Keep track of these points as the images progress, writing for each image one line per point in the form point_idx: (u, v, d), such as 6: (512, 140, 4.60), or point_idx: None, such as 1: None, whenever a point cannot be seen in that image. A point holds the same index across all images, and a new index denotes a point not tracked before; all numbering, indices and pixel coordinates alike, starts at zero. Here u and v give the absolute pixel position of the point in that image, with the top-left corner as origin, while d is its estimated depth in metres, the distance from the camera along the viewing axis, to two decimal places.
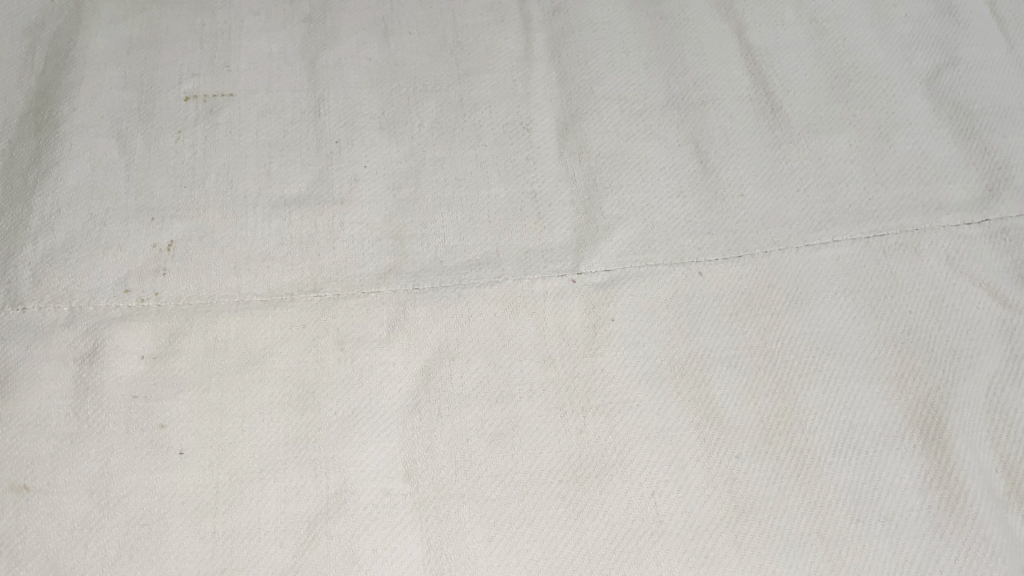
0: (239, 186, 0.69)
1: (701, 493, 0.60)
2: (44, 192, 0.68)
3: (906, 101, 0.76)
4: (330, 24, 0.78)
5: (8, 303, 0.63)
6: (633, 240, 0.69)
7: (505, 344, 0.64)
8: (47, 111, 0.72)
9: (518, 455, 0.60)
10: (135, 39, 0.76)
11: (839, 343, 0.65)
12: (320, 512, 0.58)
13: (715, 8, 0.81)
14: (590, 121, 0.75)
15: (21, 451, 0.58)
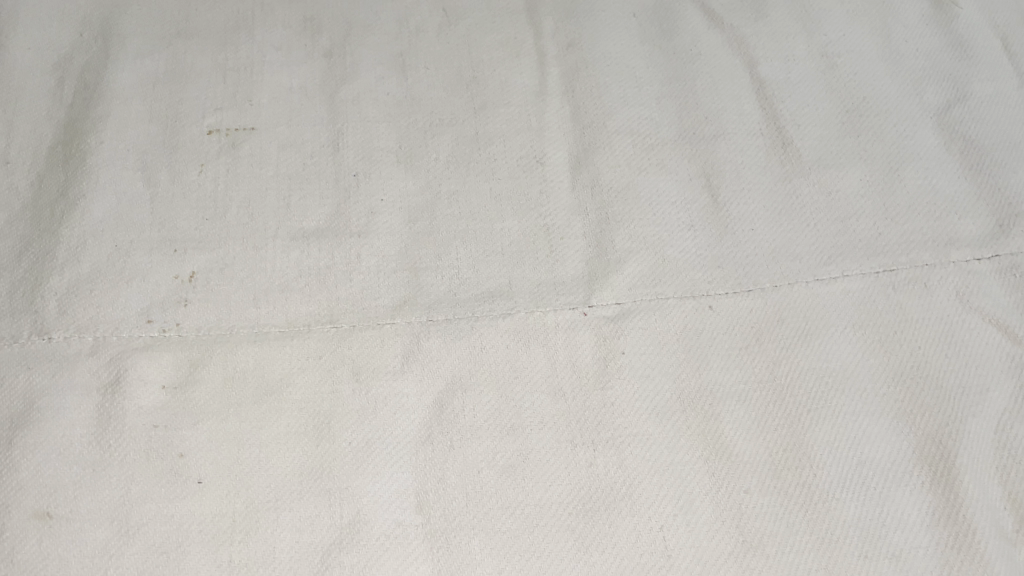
0: (259, 219, 0.71)
1: (709, 528, 0.60)
2: (71, 223, 0.70)
3: (916, 136, 0.77)
4: (350, 59, 0.80)
5: (34, 333, 0.65)
6: (644, 274, 0.70)
7: (517, 377, 0.65)
8: (75, 144, 0.74)
9: (529, 487, 0.61)
10: (161, 73, 0.78)
11: (847, 378, 0.65)
12: (333, 542, 0.59)
13: (726, 43, 0.83)
14: (602, 155, 0.76)
15: (45, 478, 0.60)
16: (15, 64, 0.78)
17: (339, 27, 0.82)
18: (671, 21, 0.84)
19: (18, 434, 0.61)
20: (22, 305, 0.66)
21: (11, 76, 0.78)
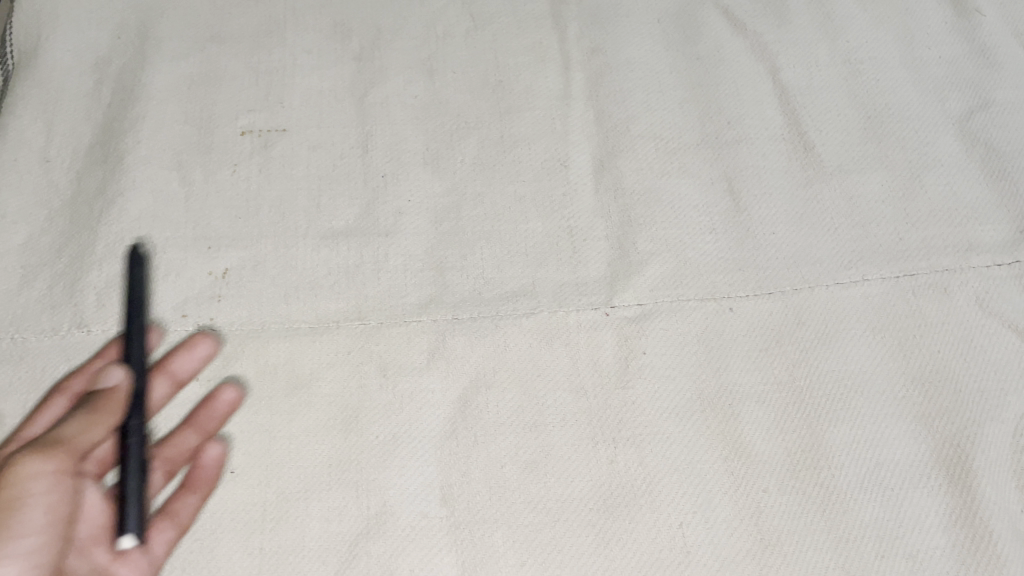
0: (290, 218, 0.73)
1: (728, 525, 0.61)
2: (109, 221, 0.72)
3: (938, 142, 0.78)
4: (379, 63, 0.82)
5: (74, 326, 0.67)
6: (666, 276, 0.71)
7: (540, 375, 0.67)
8: (113, 144, 0.77)
9: (550, 482, 0.63)
10: (196, 75, 0.81)
11: (866, 381, 0.66)
12: (360, 532, 0.60)
13: (749, 49, 0.84)
14: (626, 159, 0.77)
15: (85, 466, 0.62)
16: (56, 65, 0.81)
17: (369, 32, 0.84)
18: (695, 28, 0.85)
19: None
20: (63, 300, 0.69)
21: (52, 77, 0.80)
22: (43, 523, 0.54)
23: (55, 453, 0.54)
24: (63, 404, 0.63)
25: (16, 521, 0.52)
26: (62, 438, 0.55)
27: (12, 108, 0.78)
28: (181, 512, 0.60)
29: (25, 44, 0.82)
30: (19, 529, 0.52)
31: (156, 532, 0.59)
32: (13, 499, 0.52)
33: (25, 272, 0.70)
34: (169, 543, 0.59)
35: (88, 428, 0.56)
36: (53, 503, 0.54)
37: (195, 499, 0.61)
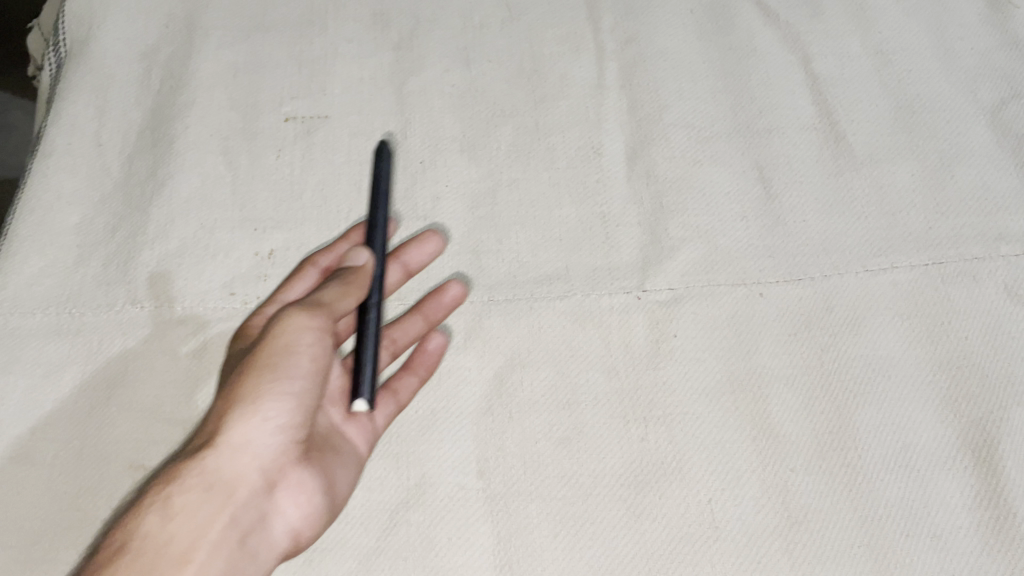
0: (332, 202, 0.76)
1: (755, 502, 0.63)
2: (160, 203, 0.75)
3: (969, 133, 0.79)
4: (417, 51, 0.84)
5: (127, 302, 0.71)
6: (696, 261, 0.73)
7: (573, 355, 0.69)
8: (163, 130, 0.80)
9: (583, 458, 0.65)
10: (241, 63, 0.83)
11: (894, 365, 0.68)
12: (401, 501, 0.63)
13: (781, 40, 0.85)
14: (658, 147, 0.79)
15: (139, 434, 0.65)
16: (107, 53, 0.84)
17: (408, 22, 0.86)
18: (727, 19, 0.86)
19: (114, 393, 0.67)
20: (117, 277, 0.72)
21: (104, 64, 0.83)
22: (309, 373, 0.60)
23: (320, 312, 0.60)
24: (315, 276, 0.71)
25: (284, 365, 0.59)
26: (323, 302, 0.61)
27: (66, 94, 0.82)
28: (401, 390, 0.67)
29: (77, 32, 0.85)
30: (288, 374, 0.59)
31: (380, 405, 0.66)
32: (279, 347, 0.59)
33: (80, 251, 0.74)
34: (390, 416, 0.66)
35: (344, 295, 0.62)
36: (321, 357, 0.61)
37: (416, 380, 0.67)
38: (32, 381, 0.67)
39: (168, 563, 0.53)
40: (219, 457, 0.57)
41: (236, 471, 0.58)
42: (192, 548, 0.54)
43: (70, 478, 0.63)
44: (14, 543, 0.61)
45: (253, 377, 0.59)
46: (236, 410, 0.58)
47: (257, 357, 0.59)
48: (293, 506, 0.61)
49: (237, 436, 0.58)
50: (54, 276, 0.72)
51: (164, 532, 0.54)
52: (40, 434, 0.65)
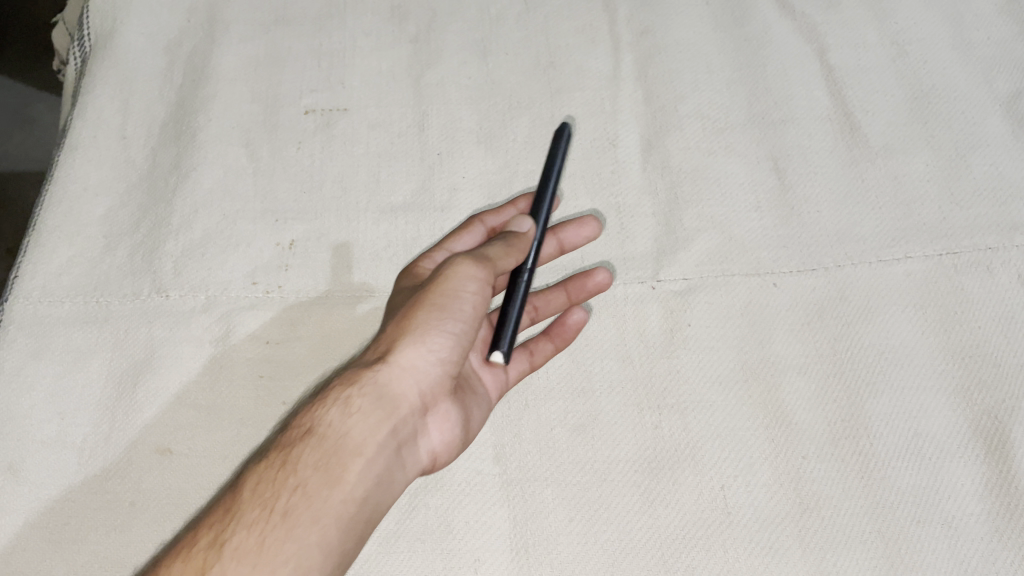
0: (352, 193, 0.77)
1: (768, 489, 0.64)
2: (184, 194, 0.77)
3: (984, 123, 0.79)
4: (435, 44, 0.85)
5: (153, 291, 0.72)
6: (711, 251, 0.74)
7: (588, 344, 0.70)
8: (186, 122, 0.82)
9: (598, 445, 0.66)
10: (262, 56, 0.85)
11: (907, 354, 0.68)
12: (419, 486, 0.65)
13: (797, 31, 0.85)
14: (673, 138, 0.79)
15: (165, 419, 0.67)
16: (131, 47, 0.86)
17: (425, 15, 0.87)
18: (743, 10, 0.87)
19: (140, 379, 0.68)
20: (143, 267, 0.74)
21: (128, 58, 0.85)
22: (472, 317, 0.59)
23: (488, 265, 0.59)
24: (481, 233, 0.72)
25: (451, 307, 0.58)
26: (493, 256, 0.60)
27: (91, 87, 0.83)
28: (537, 352, 0.68)
29: (101, 27, 0.87)
30: (456, 313, 0.58)
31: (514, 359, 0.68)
32: (449, 289, 0.58)
33: (107, 241, 0.76)
34: (522, 372, 0.68)
35: (507, 254, 0.60)
36: (483, 301, 0.60)
37: (551, 347, 0.69)
38: (61, 367, 0.69)
39: (346, 457, 0.53)
40: (392, 372, 0.57)
41: (404, 390, 0.57)
42: (363, 447, 0.54)
43: (99, 461, 0.65)
44: (45, 524, 0.63)
45: (424, 309, 0.58)
46: (412, 333, 0.57)
47: (429, 291, 0.59)
48: (441, 431, 0.60)
49: (408, 359, 0.57)
50: (82, 266, 0.74)
51: (342, 428, 0.54)
52: (69, 419, 0.67)
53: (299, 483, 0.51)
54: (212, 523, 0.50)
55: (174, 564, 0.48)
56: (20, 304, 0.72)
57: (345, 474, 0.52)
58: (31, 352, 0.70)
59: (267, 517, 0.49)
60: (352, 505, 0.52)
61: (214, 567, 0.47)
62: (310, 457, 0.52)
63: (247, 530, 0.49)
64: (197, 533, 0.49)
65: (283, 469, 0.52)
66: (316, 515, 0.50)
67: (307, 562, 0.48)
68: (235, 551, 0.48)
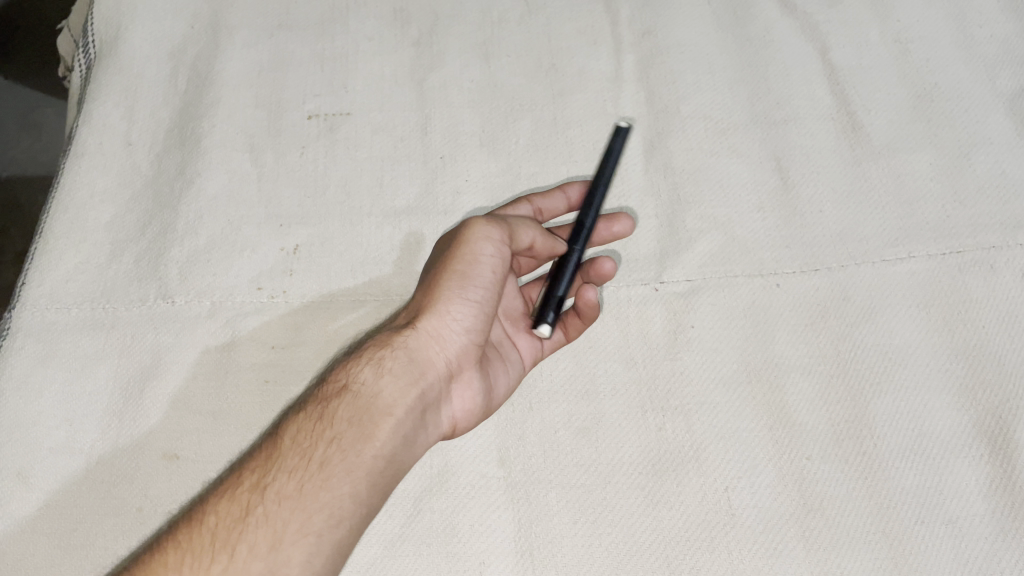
0: (355, 197, 0.77)
1: (772, 490, 0.64)
2: (189, 200, 0.78)
3: (987, 121, 0.79)
4: (437, 48, 0.85)
5: (159, 297, 0.73)
6: (713, 253, 0.74)
7: (591, 346, 0.70)
8: (190, 128, 0.82)
9: (602, 447, 0.66)
10: (265, 61, 0.85)
11: (911, 354, 0.68)
12: (424, 489, 0.65)
13: (799, 30, 0.85)
14: (675, 139, 0.80)
15: (171, 424, 0.68)
16: (135, 53, 0.86)
17: (428, 18, 0.87)
18: (745, 9, 0.87)
19: (146, 385, 0.69)
20: (149, 273, 0.74)
21: (132, 65, 0.86)
22: (495, 288, 0.60)
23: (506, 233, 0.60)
24: (525, 213, 0.70)
25: (474, 277, 0.59)
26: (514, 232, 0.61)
27: (96, 94, 0.84)
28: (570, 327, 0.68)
29: (105, 33, 0.88)
30: (480, 283, 0.59)
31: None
32: (472, 259, 0.59)
33: (113, 247, 0.76)
34: (555, 344, 0.69)
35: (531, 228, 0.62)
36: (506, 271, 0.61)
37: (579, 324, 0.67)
38: (69, 373, 0.70)
39: (377, 415, 0.54)
40: (418, 337, 0.58)
41: (430, 355, 0.58)
42: (394, 406, 0.55)
43: (107, 467, 0.66)
44: (54, 530, 0.64)
45: (449, 278, 0.59)
46: (439, 300, 0.58)
47: (452, 260, 0.59)
48: (465, 399, 0.61)
49: (435, 326, 0.58)
50: (88, 272, 0.75)
51: (373, 388, 0.55)
52: (77, 425, 0.68)
53: (334, 436, 0.53)
54: (254, 468, 0.52)
55: (219, 505, 0.50)
56: (27, 310, 0.73)
57: (376, 430, 0.54)
58: (39, 358, 0.70)
59: (305, 465, 0.51)
60: (382, 460, 0.53)
61: (256, 509, 0.49)
62: (345, 413, 0.54)
63: (287, 477, 0.51)
64: (239, 477, 0.52)
65: (320, 422, 0.54)
66: (350, 466, 0.52)
67: (341, 510, 0.50)
68: (275, 496, 0.50)
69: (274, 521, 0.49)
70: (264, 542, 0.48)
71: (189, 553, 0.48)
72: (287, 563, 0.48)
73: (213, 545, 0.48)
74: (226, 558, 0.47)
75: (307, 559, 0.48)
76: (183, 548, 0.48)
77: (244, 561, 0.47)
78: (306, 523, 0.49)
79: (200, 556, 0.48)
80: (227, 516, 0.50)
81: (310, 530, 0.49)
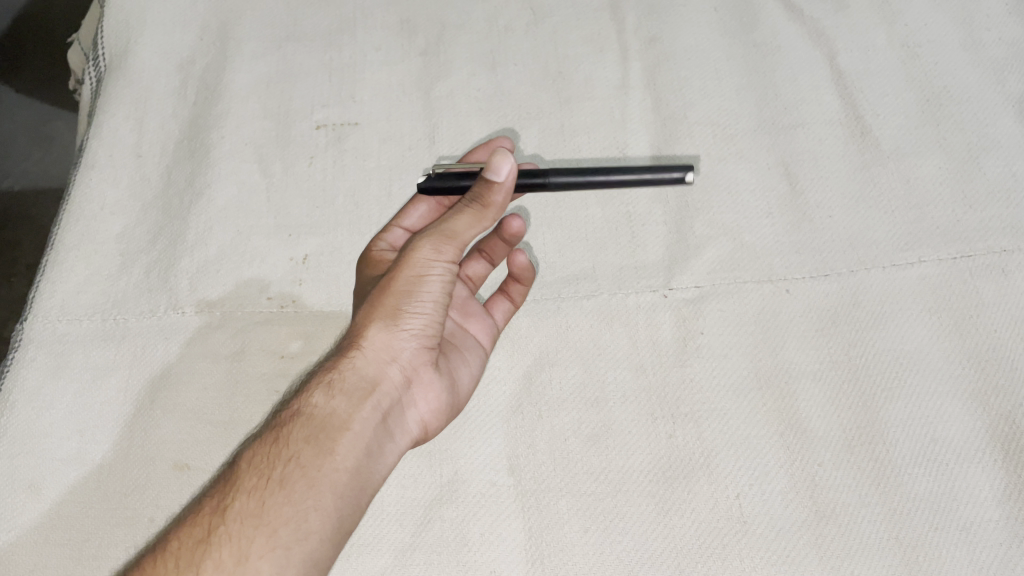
0: (363, 207, 0.77)
1: (783, 497, 0.64)
2: (198, 212, 0.78)
3: (997, 124, 0.78)
4: (444, 57, 0.85)
5: (170, 308, 0.73)
6: (723, 258, 0.74)
7: (600, 353, 0.70)
8: (199, 140, 0.83)
9: (612, 455, 0.66)
10: (273, 73, 0.86)
11: (922, 360, 0.68)
12: (434, 497, 0.65)
13: (806, 36, 0.85)
14: (683, 146, 0.80)
15: (182, 434, 0.68)
16: (144, 66, 0.87)
17: (434, 28, 0.87)
18: (752, 15, 0.86)
19: (157, 396, 0.69)
20: (159, 285, 0.75)
21: (141, 78, 0.86)
22: (440, 295, 0.57)
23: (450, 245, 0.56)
24: (430, 205, 0.70)
25: (419, 291, 0.56)
26: (451, 233, 0.56)
27: (105, 107, 0.84)
28: (515, 293, 0.71)
29: (114, 47, 0.88)
30: (424, 295, 0.57)
31: (496, 303, 0.71)
32: (413, 274, 0.56)
33: (123, 259, 0.77)
34: (507, 316, 0.71)
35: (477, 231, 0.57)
36: (453, 274, 0.58)
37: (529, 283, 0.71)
38: (80, 385, 0.70)
39: (334, 432, 0.53)
40: (366, 355, 0.56)
41: (382, 370, 0.57)
42: (350, 422, 0.54)
43: (119, 477, 0.66)
44: (66, 541, 0.64)
45: (391, 296, 0.56)
46: (382, 316, 0.56)
47: (395, 276, 0.56)
48: (428, 400, 0.61)
49: (382, 342, 0.56)
50: (99, 284, 0.75)
51: (326, 408, 0.54)
52: (88, 436, 0.68)
53: (292, 455, 0.52)
54: (214, 493, 0.51)
55: (182, 531, 0.50)
56: (39, 322, 0.73)
57: (336, 446, 0.53)
58: (51, 370, 0.71)
59: (265, 484, 0.50)
60: (345, 473, 0.53)
61: (218, 530, 0.49)
62: (300, 433, 0.53)
63: (247, 496, 0.50)
64: (201, 504, 0.51)
65: (276, 445, 0.53)
66: (313, 480, 0.51)
67: (306, 524, 0.50)
68: (237, 515, 0.49)
69: (239, 538, 0.48)
70: (230, 558, 0.47)
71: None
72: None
73: (177, 567, 0.47)
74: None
75: (278, 572, 0.48)
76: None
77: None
78: (272, 537, 0.48)
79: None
80: (190, 540, 0.49)
81: (277, 543, 0.48)
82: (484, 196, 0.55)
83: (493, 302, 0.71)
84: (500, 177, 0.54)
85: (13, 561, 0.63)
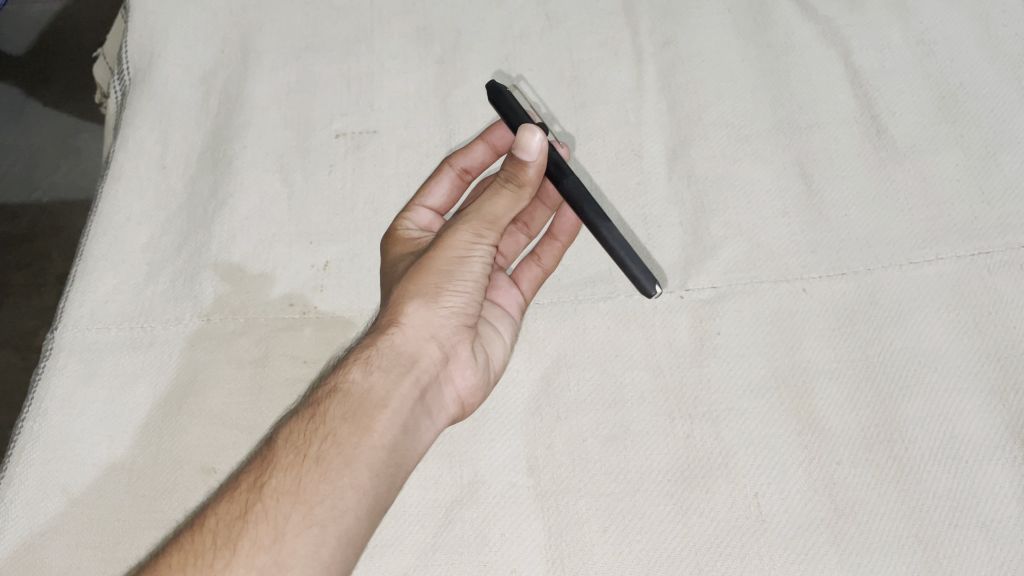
0: (382, 213, 0.79)
1: (802, 496, 0.64)
2: (221, 221, 0.80)
3: (1015, 120, 0.78)
4: (460, 64, 0.87)
5: (195, 315, 0.75)
6: (738, 259, 0.74)
7: (617, 355, 0.71)
8: (223, 150, 0.84)
9: (630, 455, 0.67)
10: (293, 83, 0.87)
11: (941, 356, 0.68)
12: (455, 499, 0.66)
13: (820, 35, 0.85)
14: (698, 147, 0.80)
15: (209, 439, 0.70)
16: (168, 79, 0.89)
17: (450, 35, 0.88)
18: (767, 15, 0.87)
19: (184, 402, 0.71)
20: (184, 292, 0.77)
21: (165, 91, 0.88)
22: (479, 275, 0.60)
23: (486, 225, 0.59)
24: (451, 178, 0.74)
25: (459, 271, 0.59)
26: (491, 217, 0.59)
27: (131, 120, 0.86)
28: (545, 256, 0.73)
29: (139, 61, 0.90)
30: (465, 275, 0.59)
31: (525, 272, 0.73)
32: (453, 256, 0.59)
33: (150, 268, 0.79)
34: (534, 284, 0.73)
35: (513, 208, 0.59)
36: (492, 255, 0.61)
37: (559, 246, 0.73)
38: (110, 392, 0.72)
39: (372, 408, 0.55)
40: (405, 332, 0.58)
41: (420, 346, 0.59)
42: (389, 398, 0.56)
43: (149, 481, 0.68)
44: (98, 544, 0.66)
45: (431, 274, 0.59)
46: (422, 294, 0.59)
47: (434, 257, 0.59)
48: (464, 377, 0.63)
49: (420, 319, 0.59)
50: (127, 292, 0.77)
51: (364, 384, 0.56)
52: (119, 441, 0.70)
53: (329, 432, 0.53)
54: (250, 471, 0.52)
55: (219, 507, 0.51)
56: (69, 331, 0.75)
57: (373, 423, 0.55)
58: (82, 377, 0.73)
59: (301, 461, 0.52)
60: (382, 450, 0.54)
61: (255, 507, 0.50)
62: (337, 410, 0.54)
63: (284, 474, 0.51)
64: (238, 481, 0.52)
65: (312, 421, 0.54)
66: (349, 458, 0.52)
67: (342, 502, 0.51)
68: (274, 493, 0.50)
69: (276, 516, 0.49)
70: (267, 535, 0.48)
71: (193, 552, 0.48)
72: (292, 553, 0.48)
73: (214, 542, 0.48)
74: (229, 553, 0.48)
75: (314, 550, 0.49)
76: (187, 551, 0.49)
77: (248, 554, 0.48)
78: (309, 515, 0.49)
79: (203, 556, 0.48)
80: (227, 516, 0.50)
81: (314, 521, 0.49)
82: (517, 176, 0.58)
83: (522, 271, 0.73)
84: (529, 154, 0.56)
85: (48, 562, 0.65)
